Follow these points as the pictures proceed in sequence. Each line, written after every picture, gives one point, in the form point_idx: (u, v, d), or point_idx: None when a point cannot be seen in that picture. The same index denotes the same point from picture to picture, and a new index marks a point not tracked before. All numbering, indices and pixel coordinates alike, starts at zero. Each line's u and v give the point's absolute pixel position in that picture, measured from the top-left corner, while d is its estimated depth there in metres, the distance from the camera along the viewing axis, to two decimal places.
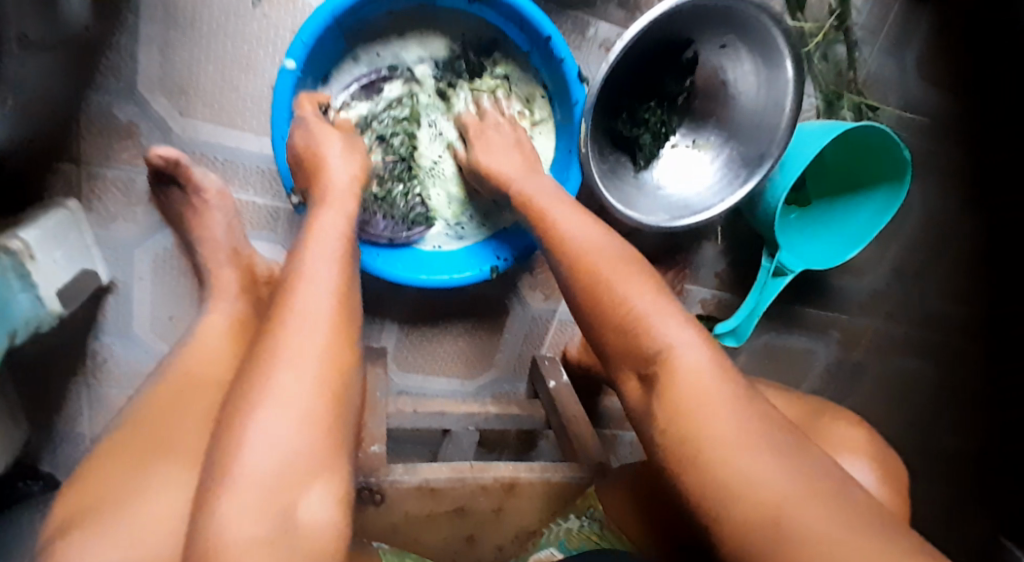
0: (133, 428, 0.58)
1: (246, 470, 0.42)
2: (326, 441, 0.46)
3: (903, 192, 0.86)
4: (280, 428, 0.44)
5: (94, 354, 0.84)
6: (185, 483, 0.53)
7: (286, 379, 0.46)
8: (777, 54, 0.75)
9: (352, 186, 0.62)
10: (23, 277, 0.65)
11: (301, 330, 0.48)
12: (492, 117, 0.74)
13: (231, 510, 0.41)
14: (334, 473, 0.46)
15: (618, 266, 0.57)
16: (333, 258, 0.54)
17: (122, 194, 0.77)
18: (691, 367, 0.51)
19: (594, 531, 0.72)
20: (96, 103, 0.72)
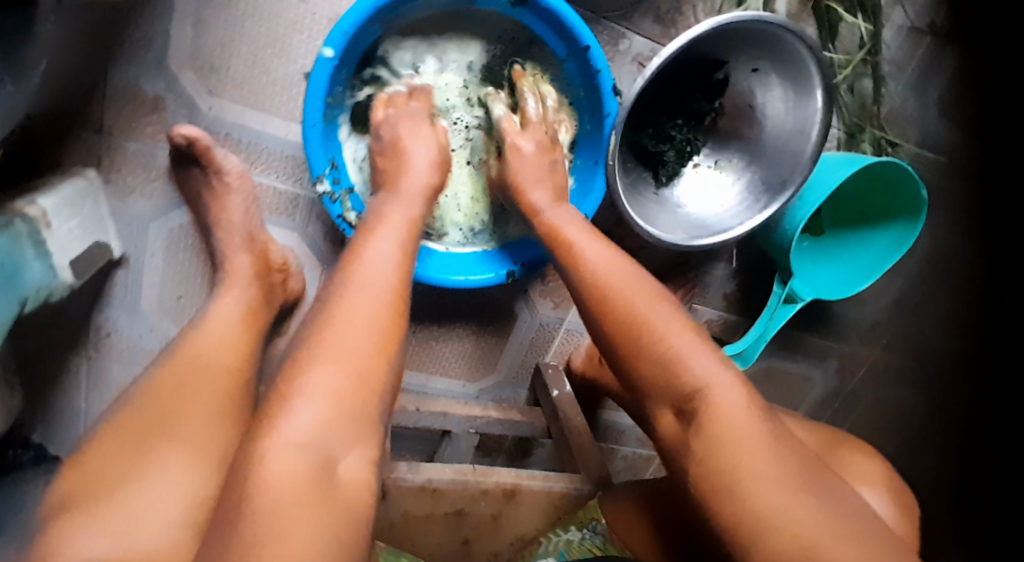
0: (138, 408, 0.59)
1: (283, 433, 0.41)
2: (366, 410, 0.45)
3: (917, 228, 0.87)
4: (320, 396, 0.43)
5: (98, 327, 0.83)
6: (187, 474, 0.54)
7: (334, 350, 0.45)
8: (810, 83, 0.75)
9: (425, 193, 0.63)
10: (38, 244, 0.64)
11: (351, 305, 0.48)
12: (531, 133, 0.73)
13: (266, 462, 0.40)
14: (366, 446, 0.44)
15: (638, 289, 0.58)
16: (399, 251, 0.54)
17: (142, 168, 0.76)
18: (726, 405, 0.50)
19: (597, 545, 0.70)
20: (124, 75, 0.71)
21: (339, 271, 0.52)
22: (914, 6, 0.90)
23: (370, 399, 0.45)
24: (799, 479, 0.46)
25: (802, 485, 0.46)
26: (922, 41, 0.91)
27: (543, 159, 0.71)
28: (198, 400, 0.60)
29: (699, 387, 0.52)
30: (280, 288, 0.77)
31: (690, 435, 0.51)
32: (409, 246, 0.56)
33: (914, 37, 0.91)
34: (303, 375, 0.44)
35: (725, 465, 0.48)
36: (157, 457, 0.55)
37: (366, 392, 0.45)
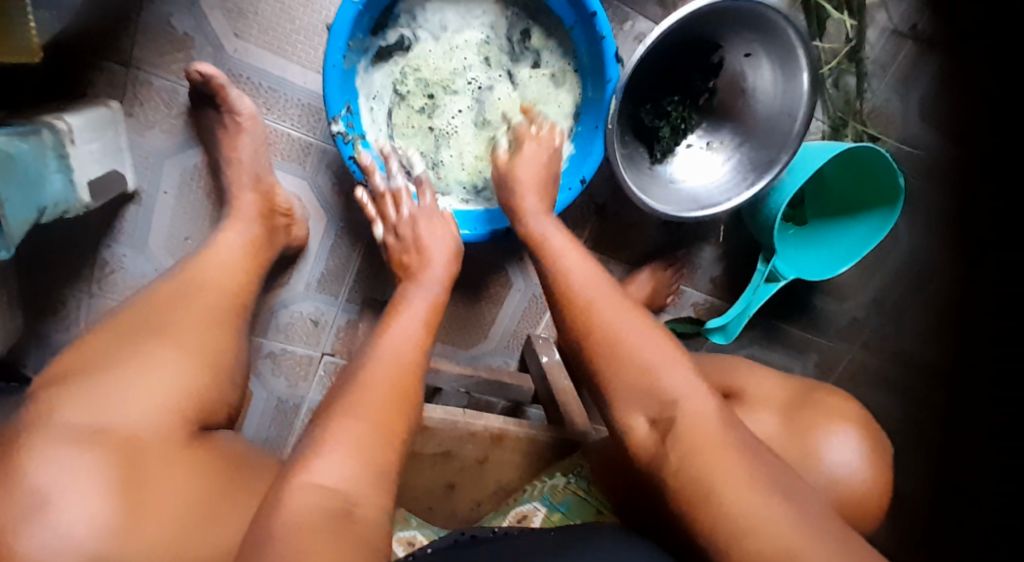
0: (138, 309, 0.62)
1: (315, 476, 0.48)
2: (381, 463, 0.51)
3: (894, 216, 0.92)
4: (344, 446, 0.50)
5: (103, 263, 0.85)
6: (182, 369, 0.57)
7: (358, 415, 0.52)
8: (798, 65, 0.81)
9: (445, 281, 0.71)
10: (61, 158, 0.67)
11: (374, 385, 0.55)
12: (524, 160, 0.75)
13: (297, 502, 0.46)
14: (381, 491, 0.50)
15: (615, 306, 0.61)
16: (414, 338, 0.62)
17: (163, 104, 0.79)
18: (696, 411, 0.55)
19: (581, 488, 0.74)
20: (156, 12, 0.76)
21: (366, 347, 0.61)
22: (899, 10, 0.96)
23: (383, 456, 0.51)
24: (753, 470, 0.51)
25: (768, 484, 0.50)
26: (905, 44, 0.98)
27: (538, 164, 0.75)
28: (191, 312, 0.63)
29: (673, 400, 0.55)
30: (283, 231, 0.80)
31: (665, 447, 0.54)
32: (429, 330, 0.64)
33: (895, 40, 0.97)
34: (328, 429, 0.51)
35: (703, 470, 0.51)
36: (148, 350, 0.57)
37: (381, 447, 0.52)
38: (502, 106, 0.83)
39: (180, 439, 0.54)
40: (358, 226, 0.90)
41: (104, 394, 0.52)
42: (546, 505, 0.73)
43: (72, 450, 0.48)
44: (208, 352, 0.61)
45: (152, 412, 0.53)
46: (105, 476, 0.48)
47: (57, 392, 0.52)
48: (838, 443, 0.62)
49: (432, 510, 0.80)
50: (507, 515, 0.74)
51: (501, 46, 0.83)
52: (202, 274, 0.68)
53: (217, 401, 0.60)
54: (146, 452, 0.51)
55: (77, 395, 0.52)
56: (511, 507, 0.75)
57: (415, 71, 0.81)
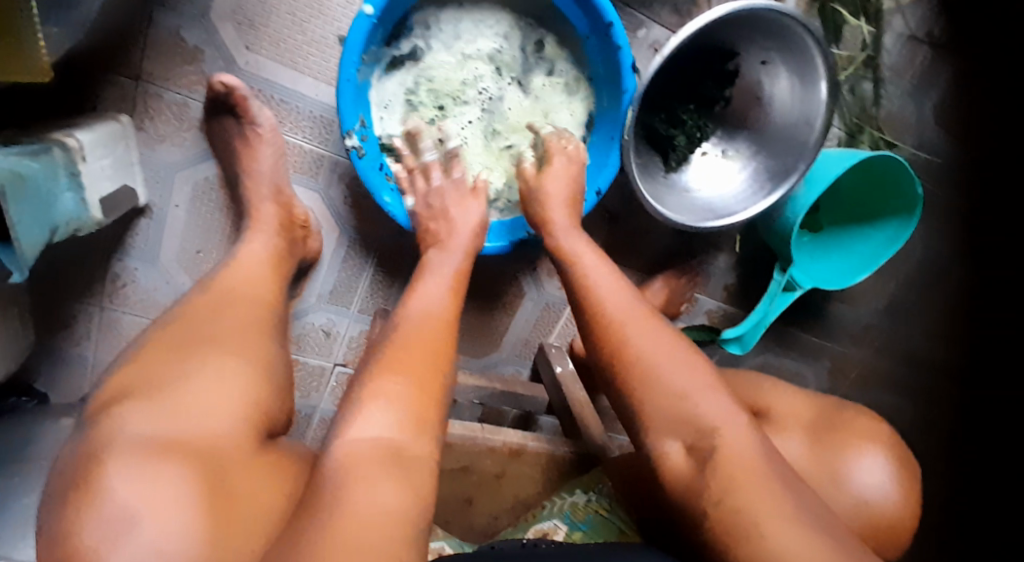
0: (181, 321, 0.59)
1: (361, 431, 0.49)
2: (424, 420, 0.52)
3: (912, 225, 0.92)
4: (387, 402, 0.51)
5: (115, 276, 0.84)
6: (244, 374, 0.54)
7: (396, 375, 0.53)
8: (815, 74, 0.80)
9: (471, 242, 0.72)
10: (72, 176, 0.66)
11: (408, 340, 0.57)
12: (553, 175, 0.75)
13: (347, 454, 0.48)
14: (425, 435, 0.51)
15: (642, 324, 0.61)
16: (440, 306, 0.62)
17: (174, 117, 0.78)
18: (735, 445, 0.55)
19: (603, 505, 0.73)
20: (168, 24, 0.75)
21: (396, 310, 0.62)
22: (915, 16, 0.96)
23: (429, 412, 0.53)
24: (794, 504, 0.51)
25: (802, 513, 0.50)
26: (920, 50, 0.97)
27: (567, 183, 0.75)
28: (239, 321, 0.60)
29: (711, 429, 0.56)
30: (301, 243, 0.80)
31: (703, 476, 0.54)
32: (457, 291, 0.66)
33: (910, 46, 0.96)
34: (368, 389, 0.52)
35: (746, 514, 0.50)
36: (208, 356, 0.54)
37: (424, 400, 0.53)
38: (513, 116, 0.83)
39: (249, 450, 0.50)
40: (371, 238, 0.90)
41: (174, 403, 0.49)
42: (568, 523, 0.72)
43: (145, 458, 0.44)
44: (262, 361, 0.57)
45: (221, 418, 0.50)
46: (183, 486, 0.43)
47: (121, 411, 0.48)
48: (868, 465, 0.62)
49: (447, 523, 0.78)
50: (528, 532, 0.73)
51: (513, 56, 0.81)
52: (237, 287, 0.65)
53: (276, 408, 0.56)
54: (227, 462, 0.47)
55: (142, 403, 0.48)
56: (531, 524, 0.75)
57: (427, 82, 0.80)
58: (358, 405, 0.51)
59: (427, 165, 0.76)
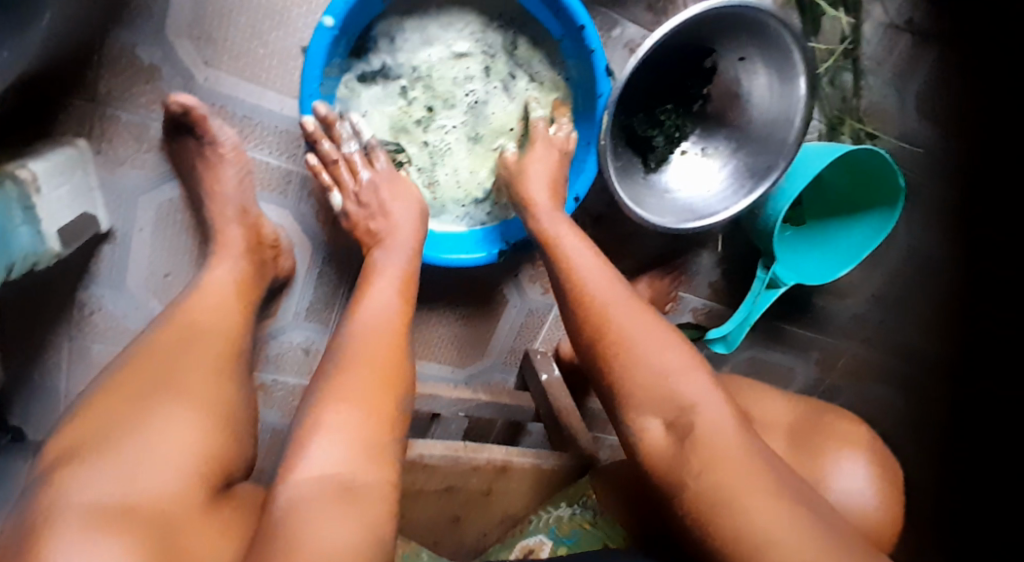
0: (135, 364, 0.57)
1: (305, 470, 0.47)
2: (378, 445, 0.50)
3: (894, 218, 0.90)
4: (336, 433, 0.49)
5: (81, 304, 0.81)
6: (195, 424, 0.52)
7: (344, 402, 0.51)
8: (794, 70, 0.78)
9: (416, 245, 0.68)
10: (27, 209, 0.63)
11: (358, 358, 0.54)
12: (535, 158, 0.74)
13: (294, 500, 0.46)
14: (379, 465, 0.49)
15: (629, 312, 0.59)
16: (393, 314, 0.59)
17: (134, 138, 0.75)
18: (713, 421, 0.53)
19: (587, 519, 0.71)
20: (121, 42, 0.71)
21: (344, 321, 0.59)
22: (895, 4, 0.94)
23: (382, 436, 0.50)
24: (776, 483, 0.49)
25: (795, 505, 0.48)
26: (901, 38, 0.95)
27: (549, 167, 0.74)
28: (195, 360, 0.58)
29: (687, 406, 0.54)
30: (272, 263, 0.77)
31: (682, 450, 0.53)
32: (408, 298, 0.62)
33: (890, 34, 0.94)
34: (310, 423, 0.49)
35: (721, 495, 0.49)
36: (160, 409, 0.52)
37: (376, 424, 0.51)
38: (496, 119, 0.80)
39: (200, 503, 0.48)
40: (347, 252, 0.87)
41: (122, 465, 0.47)
42: (553, 538, 0.71)
43: (89, 528, 0.42)
44: (217, 408, 0.55)
45: (173, 478, 0.48)
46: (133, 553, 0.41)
47: (66, 476, 0.46)
48: (850, 469, 0.62)
49: (437, 543, 0.78)
50: (514, 549, 0.73)
51: (490, 58, 0.78)
52: (200, 319, 0.63)
53: (231, 460, 0.55)
54: (178, 523, 0.46)
55: (90, 467, 0.46)
56: (518, 540, 0.74)
57: (402, 90, 0.76)
58: (301, 441, 0.49)
59: (351, 156, 0.72)
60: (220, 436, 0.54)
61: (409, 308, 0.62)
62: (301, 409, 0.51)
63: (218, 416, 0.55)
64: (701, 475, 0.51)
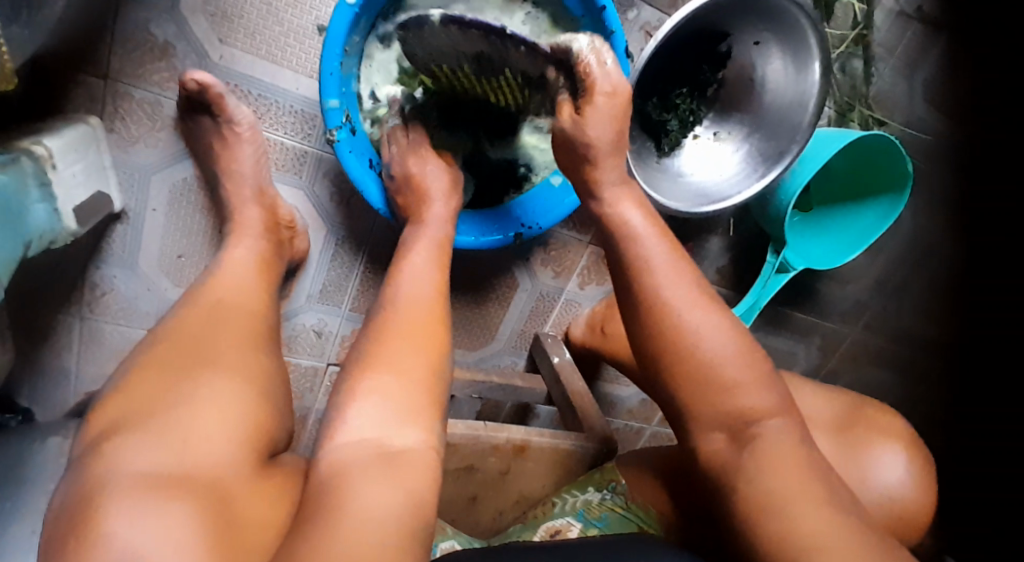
0: (168, 338, 0.57)
1: (346, 434, 0.48)
2: (417, 410, 0.51)
3: (901, 204, 0.92)
4: (381, 395, 0.50)
5: (93, 284, 0.80)
6: (237, 396, 0.53)
7: (386, 368, 0.52)
8: (808, 54, 0.79)
9: (448, 216, 0.71)
10: (43, 186, 0.62)
11: (396, 325, 0.56)
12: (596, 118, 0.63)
13: (338, 462, 0.47)
14: (418, 429, 0.50)
15: (672, 269, 0.59)
16: (429, 290, 0.61)
17: (147, 117, 0.74)
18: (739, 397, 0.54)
19: (618, 504, 0.72)
20: (134, 18, 0.70)
21: (382, 294, 0.61)
22: None
23: (425, 403, 0.52)
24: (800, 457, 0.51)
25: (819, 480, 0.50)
26: (911, 25, 0.96)
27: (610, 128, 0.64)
28: (229, 335, 0.59)
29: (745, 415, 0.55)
30: (288, 244, 0.77)
31: (741, 458, 0.55)
32: (441, 276, 0.64)
33: (901, 22, 0.95)
34: (355, 386, 0.51)
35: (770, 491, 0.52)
36: (201, 380, 0.53)
37: (418, 390, 0.52)
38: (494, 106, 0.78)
39: (249, 474, 0.49)
40: (360, 235, 0.87)
41: (169, 436, 0.47)
42: (582, 520, 0.72)
43: (138, 495, 0.43)
44: (254, 377, 0.56)
45: (218, 448, 0.48)
46: (188, 517, 0.42)
47: (113, 451, 0.46)
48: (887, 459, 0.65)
49: (454, 522, 0.79)
50: (539, 530, 0.73)
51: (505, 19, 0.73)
52: (225, 300, 0.63)
53: (274, 430, 0.55)
54: (230, 495, 0.46)
55: (136, 438, 0.47)
56: (542, 521, 0.75)
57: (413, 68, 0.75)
58: (346, 402, 0.50)
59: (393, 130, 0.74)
60: (264, 409, 0.54)
61: (443, 284, 0.63)
62: (345, 375, 0.53)
63: (260, 389, 0.55)
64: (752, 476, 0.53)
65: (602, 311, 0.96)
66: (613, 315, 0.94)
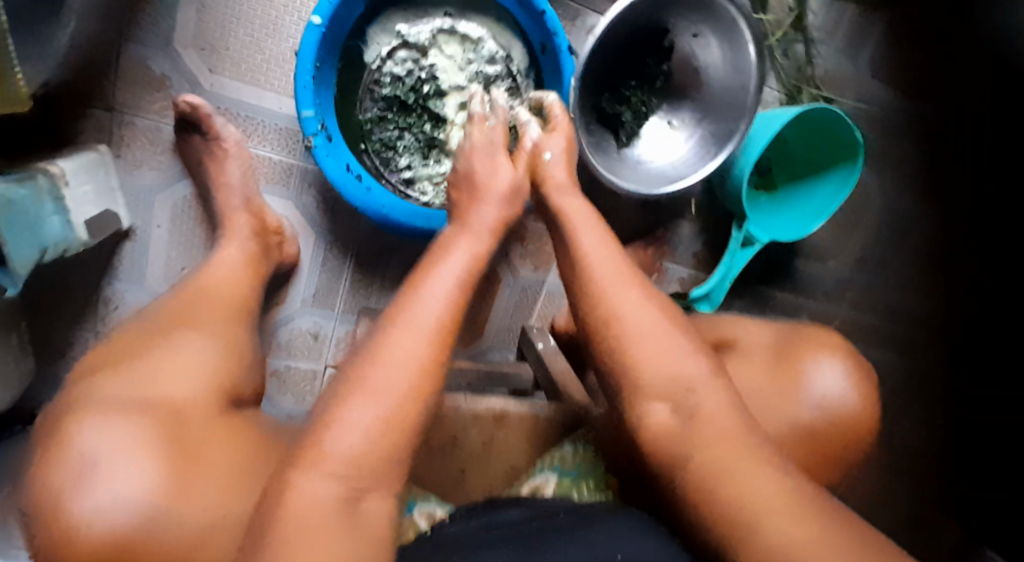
0: (159, 314, 0.63)
1: (317, 476, 0.44)
2: (389, 462, 0.46)
3: (857, 171, 0.95)
4: (356, 436, 0.45)
5: (106, 300, 0.87)
6: (206, 350, 0.57)
7: (369, 406, 0.46)
8: (741, 39, 0.85)
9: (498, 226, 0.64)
10: (56, 200, 0.71)
11: (396, 352, 0.48)
12: (552, 140, 0.70)
13: (296, 505, 0.43)
14: (383, 486, 0.46)
15: (619, 277, 0.60)
16: (449, 305, 0.53)
17: (149, 142, 0.83)
18: (711, 399, 0.54)
19: (589, 452, 0.76)
20: (135, 55, 0.80)
21: (399, 299, 0.53)
22: None
23: (399, 447, 0.46)
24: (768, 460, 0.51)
25: (763, 457, 0.51)
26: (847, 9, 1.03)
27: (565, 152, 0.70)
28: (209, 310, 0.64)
29: (691, 387, 0.54)
30: (276, 248, 0.84)
31: (688, 427, 0.53)
32: (468, 283, 0.56)
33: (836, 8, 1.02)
34: (342, 412, 0.46)
35: (719, 468, 0.50)
36: (175, 335, 0.58)
37: (398, 430, 0.46)
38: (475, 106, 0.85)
39: (215, 409, 0.53)
40: (348, 238, 0.94)
41: (140, 374, 0.52)
42: (557, 473, 0.75)
43: (109, 414, 0.47)
44: (224, 337, 0.61)
45: (185, 385, 0.53)
46: (146, 430, 0.47)
47: (94, 383, 0.52)
48: (836, 373, 0.64)
49: (445, 499, 0.80)
50: (522, 488, 0.75)
51: (483, 64, 0.85)
52: (211, 286, 0.69)
53: (242, 378, 0.59)
54: (188, 418, 0.50)
55: (110, 376, 0.52)
56: (525, 480, 0.77)
57: (417, 73, 0.85)
58: (326, 429, 0.45)
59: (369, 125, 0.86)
60: (229, 357, 0.59)
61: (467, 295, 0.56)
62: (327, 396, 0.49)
63: (230, 348, 0.60)
64: (701, 456, 0.52)
65: None
66: None
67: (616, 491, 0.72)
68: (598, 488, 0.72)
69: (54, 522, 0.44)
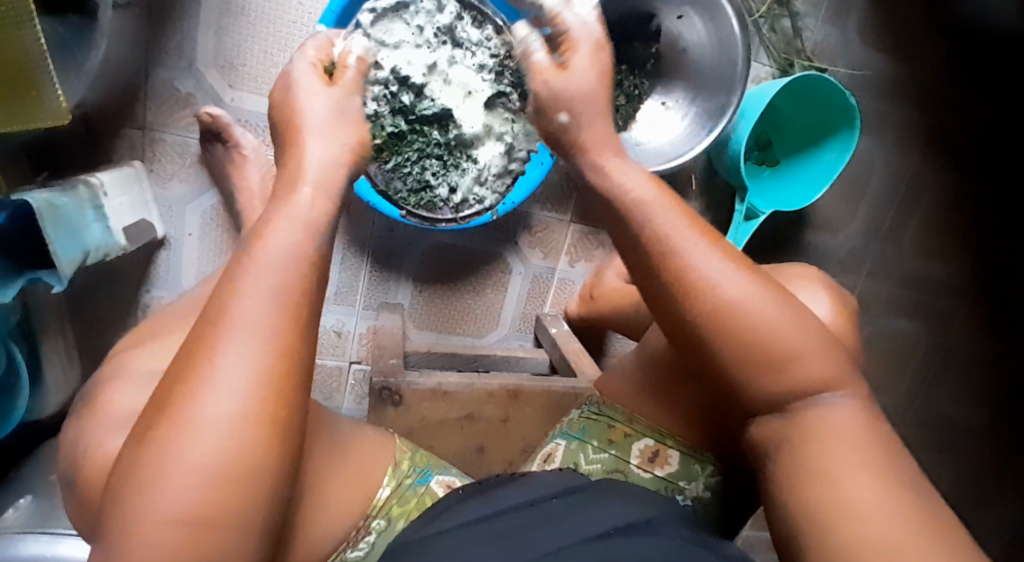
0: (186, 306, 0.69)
1: (166, 491, 0.37)
2: (257, 465, 0.39)
3: (856, 134, 0.96)
4: (202, 437, 0.38)
5: (145, 306, 0.94)
6: None
7: (212, 400, 0.38)
8: (723, 14, 0.88)
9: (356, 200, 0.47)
10: (97, 209, 0.78)
11: (243, 329, 0.40)
12: (579, 62, 0.57)
13: (143, 517, 0.37)
14: (253, 490, 0.39)
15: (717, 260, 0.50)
16: (278, 292, 0.42)
17: (178, 156, 0.91)
18: (834, 416, 0.49)
19: (592, 412, 0.71)
20: (160, 77, 0.87)
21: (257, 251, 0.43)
22: None
23: (271, 445, 0.40)
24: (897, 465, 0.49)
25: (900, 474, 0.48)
26: None
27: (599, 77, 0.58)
28: None
29: (791, 356, 0.48)
30: None
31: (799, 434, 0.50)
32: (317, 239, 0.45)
33: None
34: (185, 414, 0.38)
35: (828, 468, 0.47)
36: None
37: (268, 425, 0.39)
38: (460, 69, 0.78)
39: None
40: (364, 237, 0.99)
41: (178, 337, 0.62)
42: (567, 439, 0.69)
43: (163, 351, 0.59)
44: None
45: None
46: None
47: (123, 359, 0.61)
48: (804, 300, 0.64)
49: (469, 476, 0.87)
50: (535, 458, 0.70)
51: (434, 18, 0.76)
52: None
53: None
54: None
55: (152, 342, 0.62)
56: (538, 449, 0.71)
57: (392, 85, 0.74)
58: (170, 428, 0.38)
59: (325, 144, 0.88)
60: None
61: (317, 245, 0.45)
62: (167, 381, 0.41)
63: None
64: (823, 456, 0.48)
65: (591, 280, 1.05)
66: (598, 281, 1.02)
67: (621, 444, 0.68)
68: (612, 450, 0.68)
69: (96, 469, 0.47)
